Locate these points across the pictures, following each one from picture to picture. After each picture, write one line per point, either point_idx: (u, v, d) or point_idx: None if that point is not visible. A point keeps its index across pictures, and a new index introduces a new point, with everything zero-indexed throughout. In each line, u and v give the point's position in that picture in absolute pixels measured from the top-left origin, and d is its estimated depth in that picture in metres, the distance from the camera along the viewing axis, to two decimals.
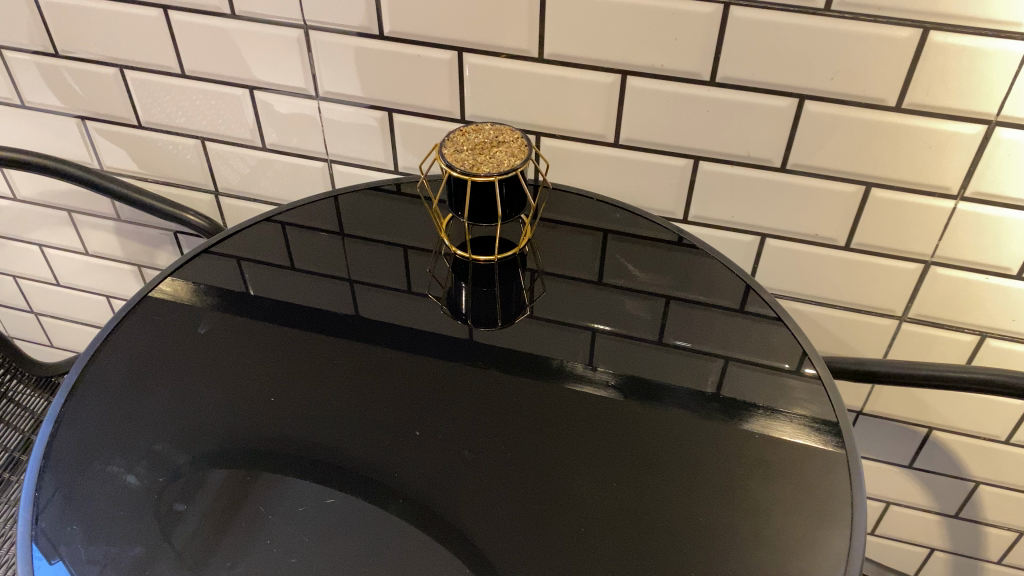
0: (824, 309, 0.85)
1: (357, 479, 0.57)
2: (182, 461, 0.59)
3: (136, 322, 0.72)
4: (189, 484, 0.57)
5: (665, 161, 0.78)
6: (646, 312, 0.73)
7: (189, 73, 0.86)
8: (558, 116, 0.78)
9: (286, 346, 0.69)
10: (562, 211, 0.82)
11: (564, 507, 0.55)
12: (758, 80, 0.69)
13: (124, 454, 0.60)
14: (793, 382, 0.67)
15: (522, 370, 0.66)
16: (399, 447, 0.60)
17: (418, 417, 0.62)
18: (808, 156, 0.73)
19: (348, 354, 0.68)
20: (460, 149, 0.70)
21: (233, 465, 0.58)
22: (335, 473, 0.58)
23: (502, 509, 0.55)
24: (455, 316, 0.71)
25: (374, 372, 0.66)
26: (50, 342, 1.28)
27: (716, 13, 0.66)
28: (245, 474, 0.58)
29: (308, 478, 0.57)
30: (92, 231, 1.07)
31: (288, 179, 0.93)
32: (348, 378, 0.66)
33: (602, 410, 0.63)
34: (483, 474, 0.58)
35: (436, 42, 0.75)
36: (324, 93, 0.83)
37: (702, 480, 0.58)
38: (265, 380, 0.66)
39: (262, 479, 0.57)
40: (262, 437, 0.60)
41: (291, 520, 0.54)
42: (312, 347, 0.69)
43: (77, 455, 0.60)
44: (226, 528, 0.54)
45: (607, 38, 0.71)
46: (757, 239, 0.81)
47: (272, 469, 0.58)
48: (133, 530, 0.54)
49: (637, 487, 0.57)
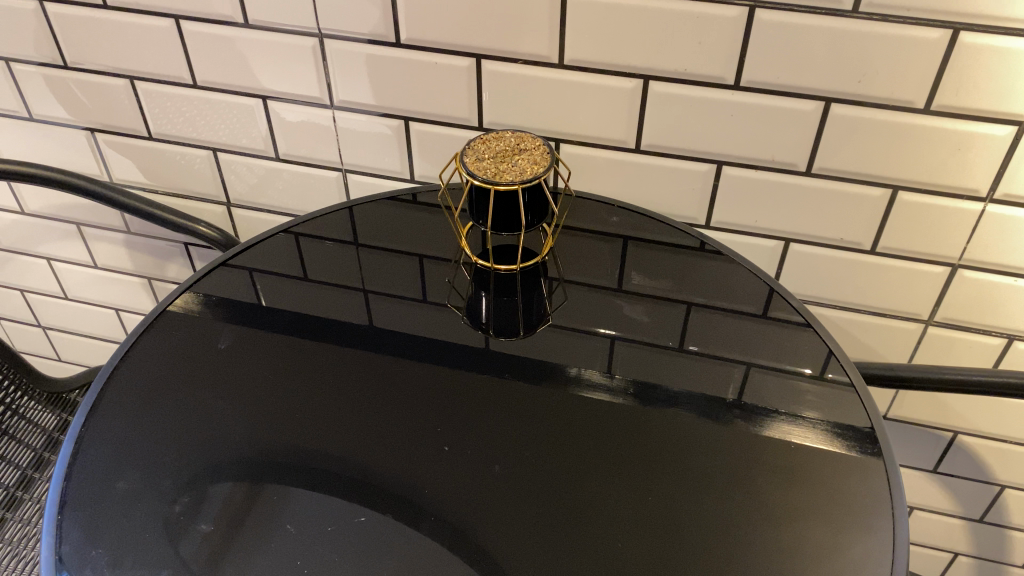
0: (849, 314, 0.83)
1: (386, 494, 0.56)
2: (205, 480, 0.57)
3: (152, 340, 0.71)
4: (214, 504, 0.56)
5: (688, 168, 0.76)
6: (665, 320, 0.72)
7: (200, 83, 0.84)
8: (577, 122, 0.76)
9: (308, 359, 0.68)
10: (579, 218, 0.81)
11: (593, 521, 0.54)
12: (784, 83, 0.68)
13: (146, 474, 0.58)
14: (814, 387, 0.66)
15: (541, 377, 0.65)
16: (423, 461, 0.58)
17: (439, 426, 0.61)
18: (834, 160, 0.72)
19: (369, 366, 0.67)
20: (482, 157, 0.69)
21: (255, 481, 0.57)
22: (362, 490, 0.56)
23: (531, 522, 0.54)
24: (476, 325, 0.70)
25: (395, 383, 0.65)
26: (57, 356, 1.26)
27: (742, 16, 0.65)
28: (267, 488, 0.57)
29: (335, 497, 0.56)
30: (100, 244, 1.05)
31: (300, 190, 0.91)
32: (371, 389, 0.64)
33: (625, 418, 0.62)
34: (510, 486, 0.57)
35: (453, 49, 0.74)
36: (339, 102, 0.82)
37: (737, 490, 0.56)
38: (287, 394, 0.64)
39: (285, 496, 0.56)
40: (285, 450, 0.59)
41: (317, 537, 0.53)
42: (334, 359, 0.68)
43: (97, 475, 0.59)
44: (249, 548, 0.53)
45: (628, 42, 0.69)
46: (781, 244, 0.80)
47: (299, 489, 0.56)
48: (156, 554, 0.53)
49: (669, 497, 0.56)
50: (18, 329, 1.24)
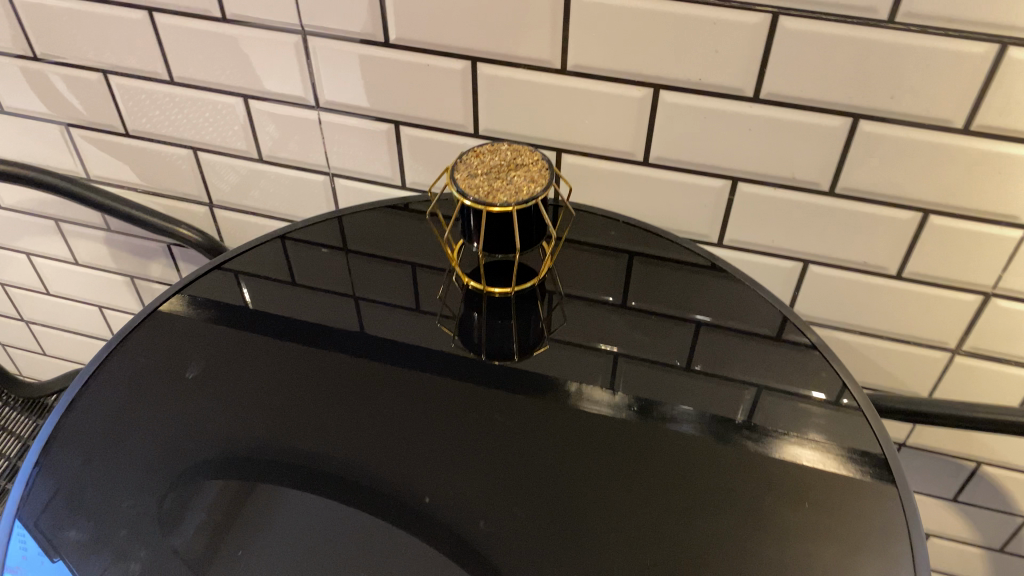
0: (871, 340, 0.77)
1: (386, 499, 0.51)
2: (164, 529, 0.50)
3: (116, 362, 0.63)
4: (173, 559, 0.48)
5: (700, 183, 0.70)
6: (672, 339, 0.66)
7: (177, 79, 0.78)
8: (581, 131, 0.70)
9: (284, 383, 0.60)
10: (583, 231, 0.75)
11: (588, 560, 0.48)
12: (808, 97, 0.62)
13: (101, 521, 0.50)
14: (825, 413, 0.60)
15: (535, 389, 0.60)
16: (405, 495, 0.52)
17: (423, 440, 0.55)
18: (861, 180, 0.66)
19: (351, 390, 0.60)
20: (475, 173, 0.63)
21: (221, 530, 0.49)
22: (339, 540, 0.49)
23: (519, 555, 0.48)
24: (466, 343, 0.64)
25: (377, 402, 0.59)
26: (42, 350, 1.22)
27: (764, 23, 0.59)
28: (257, 489, 0.52)
29: (308, 547, 0.48)
30: (80, 241, 1.00)
31: (284, 193, 0.85)
32: (350, 411, 0.58)
33: (624, 437, 0.56)
34: (496, 506, 0.51)
35: (446, 51, 0.68)
36: (324, 104, 0.75)
37: (757, 535, 0.50)
38: (261, 424, 0.57)
39: (253, 549, 0.48)
40: (276, 449, 0.55)
41: (310, 547, 0.48)
42: (313, 381, 0.61)
43: (45, 522, 0.51)
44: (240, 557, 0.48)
45: (637, 49, 0.63)
46: (800, 265, 0.73)
47: (270, 539, 0.49)
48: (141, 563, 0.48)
49: (677, 537, 0.50)
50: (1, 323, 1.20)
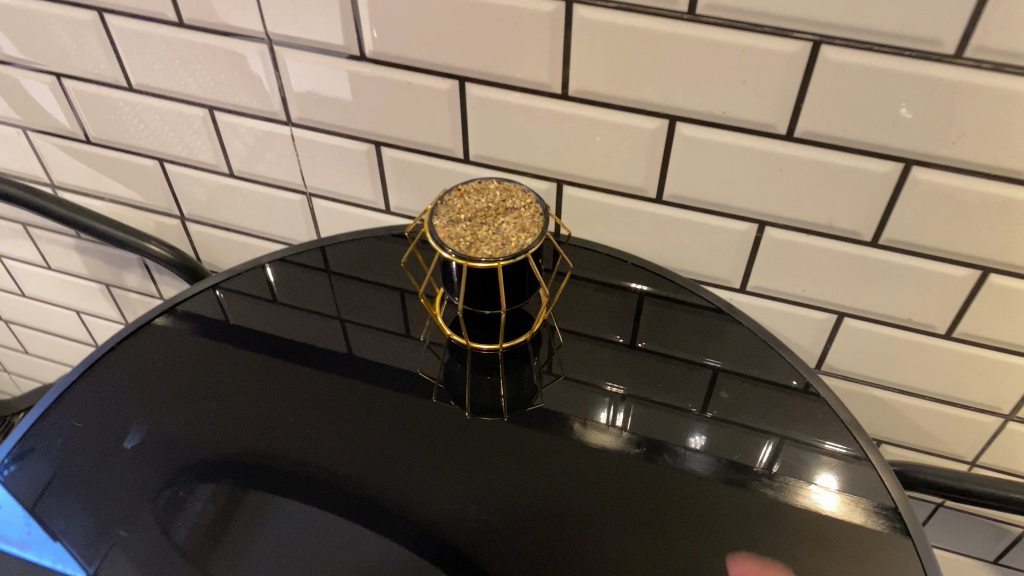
0: (910, 399, 0.69)
1: (378, 509, 0.49)
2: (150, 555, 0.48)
3: (99, 376, 0.61)
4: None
5: (722, 225, 0.61)
6: (685, 386, 0.60)
7: (136, 86, 0.70)
8: (585, 162, 0.61)
9: (273, 398, 0.58)
10: (588, 269, 0.67)
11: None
12: (852, 138, 0.52)
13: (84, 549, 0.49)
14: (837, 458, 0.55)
15: (532, 424, 0.55)
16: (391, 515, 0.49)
17: (407, 462, 0.52)
18: (910, 232, 0.56)
19: (339, 406, 0.57)
20: (457, 220, 0.54)
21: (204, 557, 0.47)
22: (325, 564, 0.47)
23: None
24: (450, 397, 0.58)
25: (363, 419, 0.56)
26: (24, 349, 1.16)
27: (802, 53, 0.49)
28: (250, 495, 0.50)
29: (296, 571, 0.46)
30: (50, 246, 0.93)
31: (259, 211, 0.77)
32: (337, 427, 0.55)
33: (621, 476, 0.52)
34: (477, 533, 0.48)
35: (430, 69, 0.59)
36: (297, 120, 0.67)
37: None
38: (248, 439, 0.54)
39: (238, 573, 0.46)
40: (270, 456, 0.53)
41: (297, 559, 0.47)
42: (301, 397, 0.58)
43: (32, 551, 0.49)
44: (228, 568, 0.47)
45: (650, 76, 0.53)
46: (833, 317, 0.64)
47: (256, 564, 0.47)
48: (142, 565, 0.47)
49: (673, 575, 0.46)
50: None
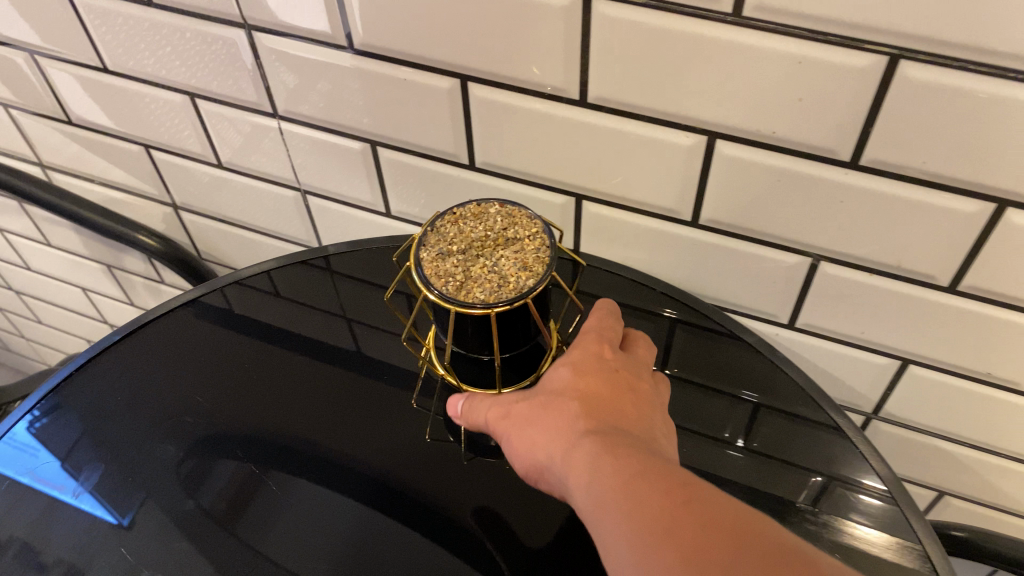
0: (978, 453, 0.59)
1: (400, 498, 0.48)
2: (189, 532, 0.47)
3: (114, 360, 0.58)
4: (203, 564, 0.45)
5: (767, 255, 0.52)
6: (721, 416, 0.54)
7: (112, 68, 0.63)
8: (607, 177, 0.52)
9: (290, 377, 0.56)
10: (613, 290, 0.59)
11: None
12: (933, 170, 0.42)
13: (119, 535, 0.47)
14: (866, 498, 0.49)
15: None
16: (422, 491, 0.48)
17: (421, 453, 0.51)
18: (997, 281, 0.46)
19: (354, 391, 0.55)
20: (448, 253, 0.46)
21: (247, 531, 0.46)
22: (365, 540, 0.45)
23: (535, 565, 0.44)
24: (446, 433, 0.52)
25: (378, 405, 0.54)
26: (38, 319, 1.12)
27: (874, 69, 0.39)
28: (272, 475, 0.49)
29: (338, 543, 0.45)
30: (48, 225, 0.87)
31: (256, 204, 0.71)
32: (355, 413, 0.54)
33: None
34: (488, 526, 0.46)
35: (426, 65, 0.50)
36: (283, 112, 0.59)
37: None
38: (266, 421, 0.53)
39: (282, 545, 0.45)
40: (290, 435, 0.52)
41: (311, 543, 0.45)
42: (317, 379, 0.56)
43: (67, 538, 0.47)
44: (251, 542, 0.46)
45: (684, 86, 0.44)
46: (897, 363, 0.55)
47: (298, 536, 0.46)
48: (184, 543, 0.46)
49: None
50: None
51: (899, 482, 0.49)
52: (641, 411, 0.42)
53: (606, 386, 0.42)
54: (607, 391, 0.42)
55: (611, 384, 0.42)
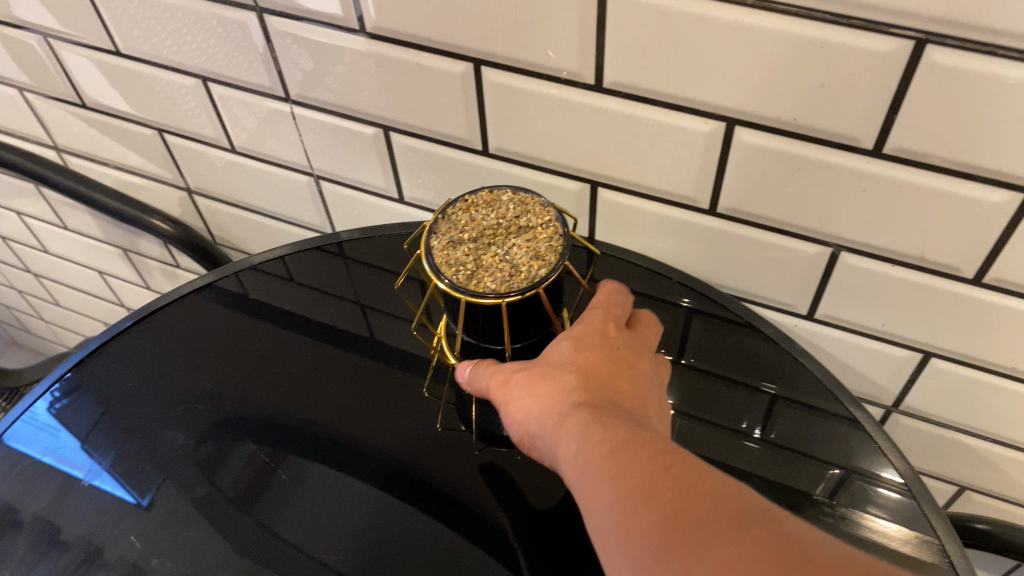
0: (1001, 448, 0.58)
1: (415, 482, 0.47)
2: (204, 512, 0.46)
3: (133, 342, 0.58)
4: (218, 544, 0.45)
5: (786, 245, 0.51)
6: (736, 405, 0.53)
7: (124, 51, 0.62)
8: (623, 164, 0.51)
9: (307, 362, 0.56)
10: (628, 279, 0.58)
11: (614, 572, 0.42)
12: (960, 159, 0.41)
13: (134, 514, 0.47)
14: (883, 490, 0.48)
15: None
16: (438, 476, 0.48)
17: (436, 439, 0.50)
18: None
19: (370, 376, 0.55)
20: (459, 241, 0.45)
21: (262, 513, 0.46)
22: (381, 523, 0.45)
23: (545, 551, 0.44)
24: (457, 422, 0.51)
25: (395, 390, 0.54)
26: (56, 301, 1.13)
27: (900, 54, 0.38)
28: (289, 458, 0.49)
29: (355, 525, 0.45)
30: (64, 208, 0.87)
31: (269, 188, 0.70)
32: (371, 398, 0.53)
33: None
34: (501, 511, 0.46)
35: (438, 49, 0.49)
36: (295, 97, 0.58)
37: None
38: (283, 405, 0.53)
39: (297, 526, 0.45)
40: (306, 420, 0.51)
41: (327, 526, 0.45)
42: (334, 364, 0.56)
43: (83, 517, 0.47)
44: (266, 523, 0.45)
45: (702, 71, 0.43)
46: (919, 356, 0.53)
47: (313, 518, 0.46)
48: (200, 524, 0.46)
49: None
50: (10, 272, 1.10)
51: (917, 475, 0.48)
52: (635, 390, 0.42)
53: (604, 361, 0.43)
54: (605, 367, 0.42)
55: (610, 360, 0.43)
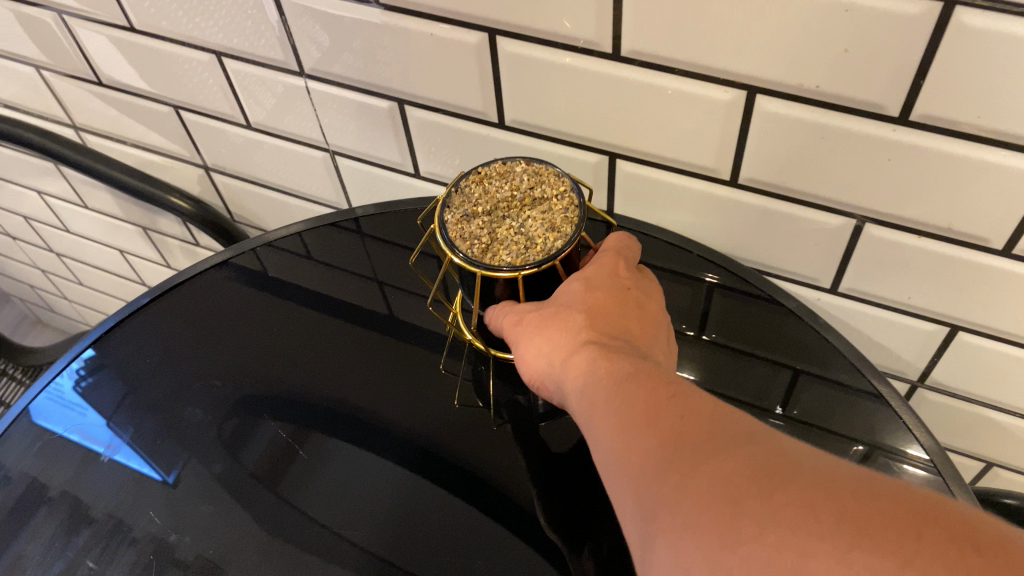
0: None
1: (436, 457, 0.47)
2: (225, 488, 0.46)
3: (155, 319, 0.58)
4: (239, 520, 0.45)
5: (809, 216, 0.50)
6: (758, 381, 0.53)
7: (138, 27, 0.62)
8: (642, 135, 0.50)
9: (326, 340, 0.56)
10: (649, 254, 0.57)
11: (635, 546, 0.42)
12: (990, 126, 0.39)
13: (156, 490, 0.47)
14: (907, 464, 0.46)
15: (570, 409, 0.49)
16: (457, 453, 0.47)
17: (455, 415, 0.50)
18: None
19: (390, 354, 0.54)
20: (473, 215, 0.44)
21: (285, 488, 0.46)
22: (400, 499, 0.45)
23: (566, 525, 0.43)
24: (475, 399, 0.51)
25: (414, 367, 0.53)
26: (79, 280, 1.14)
27: (928, 17, 0.36)
28: (311, 435, 0.49)
29: (375, 500, 0.45)
30: (84, 187, 0.88)
31: (286, 164, 0.70)
32: (391, 375, 0.53)
33: None
34: (520, 485, 0.45)
35: (453, 18, 0.48)
36: (310, 71, 0.58)
37: None
38: (301, 383, 0.52)
39: (319, 502, 0.45)
40: (326, 397, 0.51)
41: (350, 502, 0.45)
42: (353, 343, 0.56)
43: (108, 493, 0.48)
44: (290, 499, 0.45)
45: (723, 37, 0.42)
46: (945, 329, 0.52)
47: (335, 494, 0.45)
48: (223, 498, 0.46)
49: None
50: (33, 252, 1.11)
51: (944, 452, 0.46)
52: (647, 332, 0.42)
53: (615, 302, 0.42)
54: (615, 309, 0.42)
55: (620, 301, 0.42)
